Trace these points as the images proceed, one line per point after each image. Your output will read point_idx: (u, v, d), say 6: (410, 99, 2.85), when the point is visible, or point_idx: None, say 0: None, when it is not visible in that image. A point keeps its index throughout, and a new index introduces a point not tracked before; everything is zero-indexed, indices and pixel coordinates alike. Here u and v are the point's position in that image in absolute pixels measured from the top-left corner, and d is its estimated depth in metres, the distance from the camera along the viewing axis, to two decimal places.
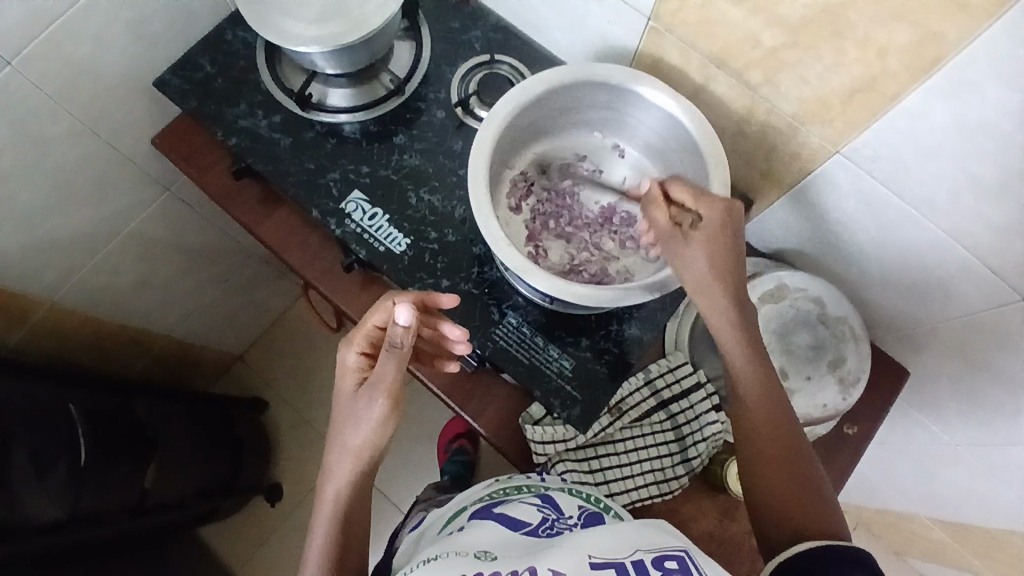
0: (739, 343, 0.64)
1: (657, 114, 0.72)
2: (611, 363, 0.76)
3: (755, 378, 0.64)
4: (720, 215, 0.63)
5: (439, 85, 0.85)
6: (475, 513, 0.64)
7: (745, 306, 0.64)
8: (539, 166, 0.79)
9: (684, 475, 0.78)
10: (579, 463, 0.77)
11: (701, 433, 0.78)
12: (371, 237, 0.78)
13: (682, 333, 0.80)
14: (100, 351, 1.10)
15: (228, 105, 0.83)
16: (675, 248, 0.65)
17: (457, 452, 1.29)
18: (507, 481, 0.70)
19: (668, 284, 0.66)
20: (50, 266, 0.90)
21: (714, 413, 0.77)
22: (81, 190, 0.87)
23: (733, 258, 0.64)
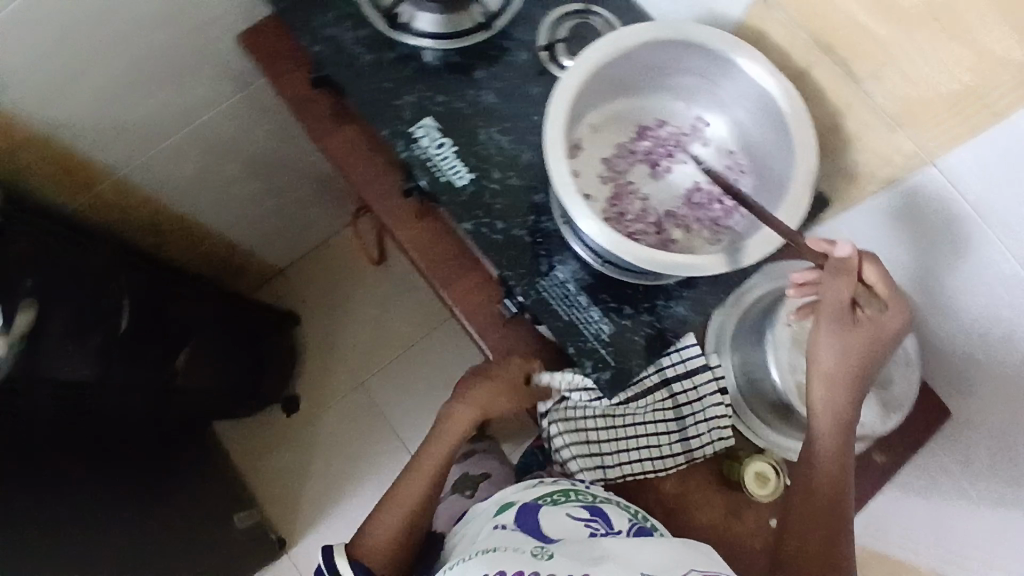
0: (839, 426, 0.67)
1: (749, 88, 0.69)
2: (650, 336, 0.74)
3: (834, 462, 0.67)
4: (898, 322, 0.65)
5: (528, 26, 0.82)
6: (523, 509, 0.66)
7: (856, 402, 0.67)
8: (615, 124, 0.75)
9: (680, 455, 0.78)
10: (572, 426, 0.78)
11: (702, 415, 0.78)
12: (435, 165, 0.78)
13: (723, 335, 0.81)
14: (154, 236, 1.13)
15: (318, 12, 0.81)
16: (838, 326, 0.65)
17: None
18: (555, 484, 0.70)
19: (737, 262, 0.64)
20: (121, 143, 0.93)
21: (718, 396, 0.78)
22: (167, 73, 0.88)
23: (882, 353, 0.66)
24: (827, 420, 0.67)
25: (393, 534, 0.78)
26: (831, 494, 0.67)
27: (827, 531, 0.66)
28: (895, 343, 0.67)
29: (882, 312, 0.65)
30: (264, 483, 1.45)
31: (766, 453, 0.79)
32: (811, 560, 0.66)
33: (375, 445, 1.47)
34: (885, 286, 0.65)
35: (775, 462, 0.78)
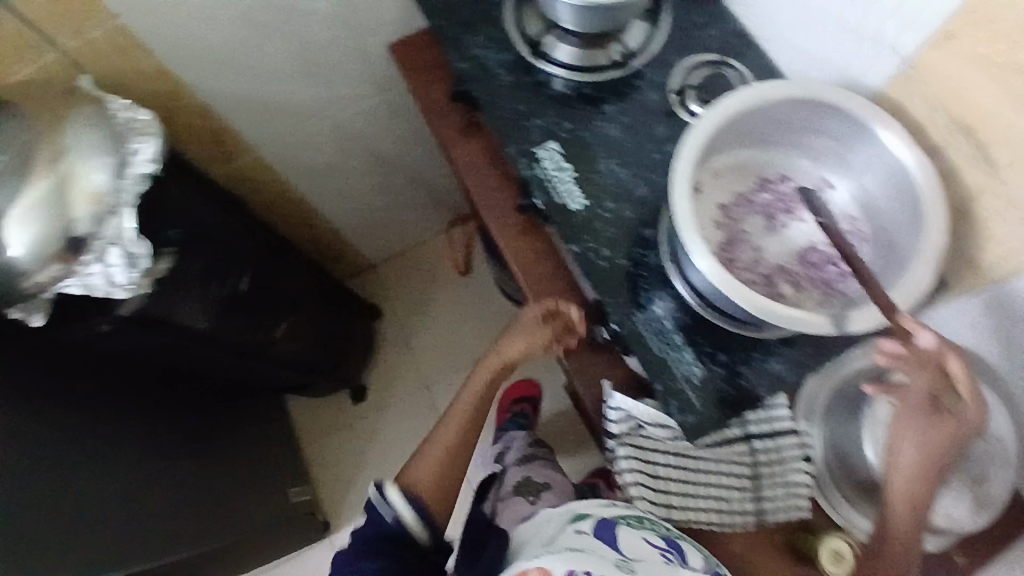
0: (909, 517, 0.65)
1: (882, 160, 0.67)
2: (736, 396, 0.73)
3: (899, 552, 0.65)
4: (976, 417, 0.60)
5: (663, 69, 0.85)
6: (601, 524, 0.71)
7: (930, 492, 0.64)
8: (737, 173, 0.76)
9: (750, 514, 0.77)
10: (644, 467, 0.77)
11: (781, 479, 0.77)
12: (553, 187, 0.82)
13: (816, 405, 0.78)
14: (276, 213, 1.23)
15: (468, 33, 0.87)
16: (917, 421, 0.63)
17: (517, 413, 1.50)
18: (626, 510, 0.73)
19: (845, 326, 0.63)
20: (271, 127, 1.02)
21: (803, 463, 0.76)
22: (322, 70, 0.97)
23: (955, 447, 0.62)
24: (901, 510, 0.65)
25: (437, 480, 0.81)
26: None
27: None
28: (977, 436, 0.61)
29: (963, 407, 0.61)
30: (321, 463, 1.50)
31: (844, 531, 0.76)
32: None
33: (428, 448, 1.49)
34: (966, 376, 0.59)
35: (854, 541, 0.74)
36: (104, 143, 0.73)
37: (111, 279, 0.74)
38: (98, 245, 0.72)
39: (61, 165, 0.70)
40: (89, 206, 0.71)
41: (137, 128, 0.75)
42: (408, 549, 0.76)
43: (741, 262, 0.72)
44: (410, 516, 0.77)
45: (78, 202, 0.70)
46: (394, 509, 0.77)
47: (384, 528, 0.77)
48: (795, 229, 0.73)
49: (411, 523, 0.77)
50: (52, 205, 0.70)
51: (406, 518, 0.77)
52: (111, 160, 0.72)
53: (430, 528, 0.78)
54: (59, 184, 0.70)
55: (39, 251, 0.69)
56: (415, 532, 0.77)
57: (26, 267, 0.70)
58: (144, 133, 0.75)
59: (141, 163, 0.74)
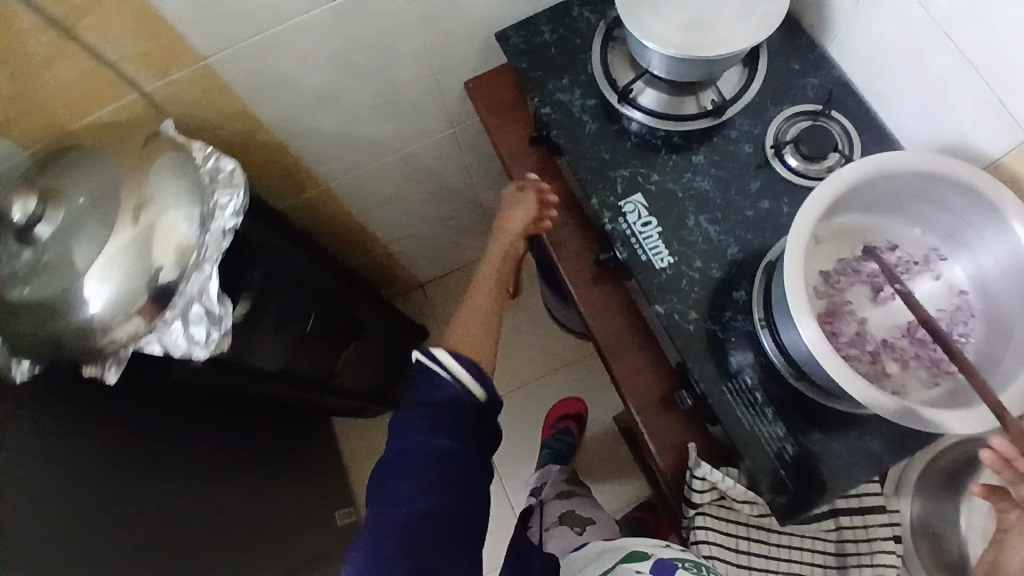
0: None
1: (1006, 239, 0.63)
2: (797, 477, 0.70)
3: None
4: None
5: (757, 120, 0.81)
6: (659, 563, 0.76)
7: None
8: (840, 238, 0.72)
9: None
10: (725, 540, 0.77)
11: (869, 560, 0.76)
12: (637, 243, 0.78)
13: (905, 479, 0.79)
14: (337, 240, 1.22)
15: (553, 77, 0.85)
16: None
17: (562, 431, 1.44)
18: (687, 554, 0.77)
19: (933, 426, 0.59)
20: (340, 160, 1.01)
21: (891, 543, 0.75)
22: (394, 106, 0.95)
23: None
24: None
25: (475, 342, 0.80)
26: None
27: None
28: None
29: None
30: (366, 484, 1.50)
31: None
32: None
33: None
34: None
35: None
36: (190, 195, 0.73)
37: (189, 337, 0.71)
38: (180, 301, 0.71)
39: (145, 214, 0.70)
40: (174, 257, 0.71)
41: (220, 179, 0.75)
42: (469, 412, 0.75)
43: (843, 338, 0.68)
44: (467, 378, 0.75)
45: (163, 252, 0.71)
46: (449, 372, 0.75)
47: (443, 393, 0.75)
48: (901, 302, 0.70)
49: (468, 385, 0.75)
50: (138, 256, 0.70)
51: (462, 377, 0.76)
52: (197, 213, 0.73)
53: (486, 384, 0.77)
54: (147, 234, 0.70)
55: (124, 306, 0.70)
56: (474, 393, 0.76)
57: (111, 321, 0.70)
58: (228, 185, 0.74)
59: (225, 217, 0.73)
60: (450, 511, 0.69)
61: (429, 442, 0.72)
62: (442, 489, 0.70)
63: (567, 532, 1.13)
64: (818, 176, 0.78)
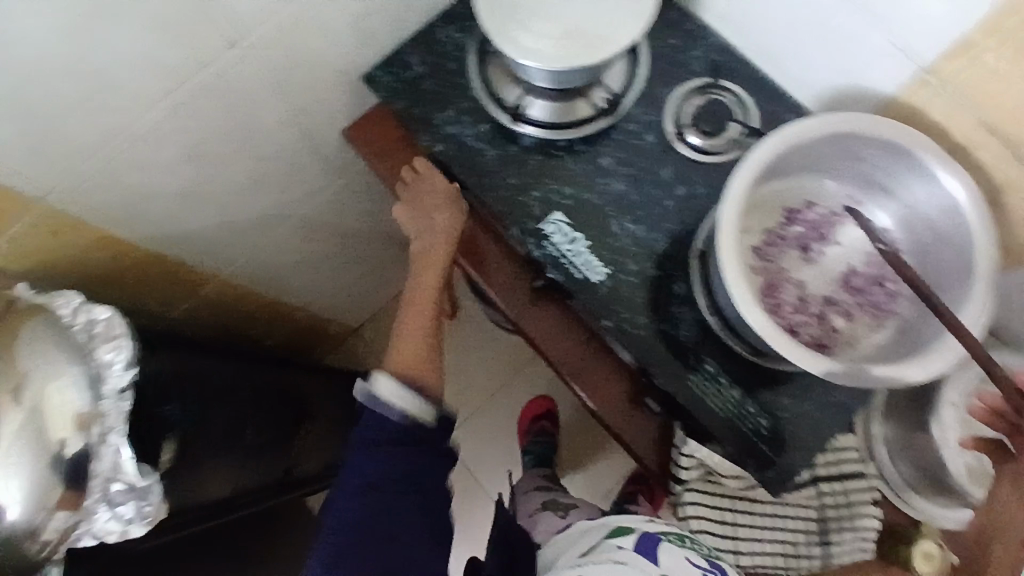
0: None
1: (923, 175, 0.64)
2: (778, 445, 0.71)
3: None
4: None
5: (653, 105, 0.79)
6: (645, 538, 0.74)
7: None
8: (763, 209, 0.72)
9: (816, 557, 0.80)
10: (712, 514, 0.78)
11: (848, 522, 0.79)
12: (569, 262, 0.76)
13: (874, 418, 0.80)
14: (250, 322, 1.13)
15: (436, 109, 0.79)
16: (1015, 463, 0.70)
17: (539, 434, 1.42)
18: (669, 526, 0.76)
19: (897, 381, 0.60)
20: (228, 244, 0.92)
21: (871, 506, 0.78)
22: (271, 178, 0.88)
23: None
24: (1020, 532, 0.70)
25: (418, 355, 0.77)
26: None
27: None
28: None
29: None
30: None
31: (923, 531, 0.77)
32: None
33: (465, 500, 1.47)
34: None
35: (939, 540, 0.74)
36: (69, 360, 0.64)
37: (119, 517, 0.66)
38: (97, 482, 0.64)
39: (29, 394, 0.62)
40: (74, 431, 0.63)
41: (98, 333, 0.66)
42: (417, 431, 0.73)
43: (789, 307, 0.69)
44: (416, 404, 0.73)
45: (58, 428, 0.63)
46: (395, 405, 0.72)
47: (389, 422, 0.72)
48: (833, 257, 0.71)
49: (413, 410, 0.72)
50: (34, 444, 0.61)
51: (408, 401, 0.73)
52: (82, 378, 0.64)
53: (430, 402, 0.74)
54: (33, 414, 0.62)
55: (40, 502, 0.62)
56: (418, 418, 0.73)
57: (35, 520, 0.62)
58: (108, 338, 0.66)
59: (116, 376, 0.65)
60: (403, 534, 0.69)
61: (367, 473, 0.70)
62: (391, 520, 0.69)
63: (548, 516, 1.04)
64: (723, 149, 0.78)
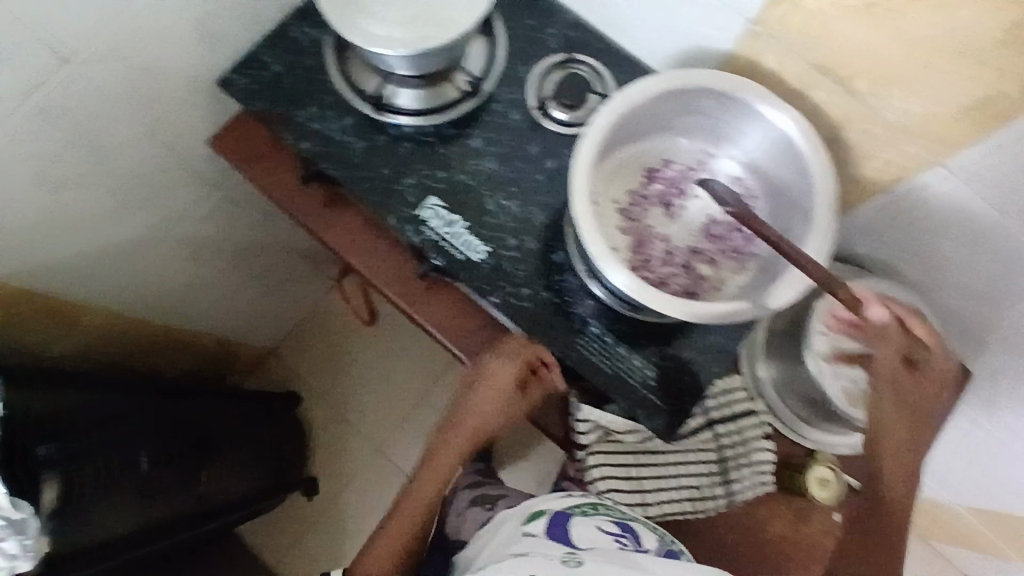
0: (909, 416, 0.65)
1: (757, 123, 0.68)
2: (665, 394, 0.75)
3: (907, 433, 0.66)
4: (947, 363, 0.63)
5: (515, 84, 0.81)
6: (554, 518, 0.75)
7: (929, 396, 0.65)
8: (625, 171, 0.76)
9: (721, 497, 0.83)
10: (616, 470, 0.83)
11: (743, 459, 0.82)
12: (449, 245, 0.77)
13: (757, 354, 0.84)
14: (146, 354, 1.08)
15: (297, 107, 0.78)
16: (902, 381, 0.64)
17: None
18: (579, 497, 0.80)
19: (757, 310, 0.65)
20: (104, 271, 0.88)
21: (763, 440, 0.82)
22: (140, 197, 0.84)
23: (929, 413, 0.66)
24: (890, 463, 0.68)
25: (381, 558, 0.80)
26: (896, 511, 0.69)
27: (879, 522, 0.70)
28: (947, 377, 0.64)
29: (934, 361, 0.63)
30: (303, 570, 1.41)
31: (816, 456, 0.82)
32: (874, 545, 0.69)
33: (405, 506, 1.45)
34: (935, 343, 0.63)
35: (831, 464, 0.80)
36: None
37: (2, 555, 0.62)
38: None
39: None
40: None
41: None
42: None
43: (657, 261, 0.73)
44: None
45: None
46: None
47: None
48: (692, 210, 0.75)
49: None
50: None
51: None
52: None
53: None
54: None
55: None
56: None
57: None
58: None
59: None
60: None
61: None
62: None
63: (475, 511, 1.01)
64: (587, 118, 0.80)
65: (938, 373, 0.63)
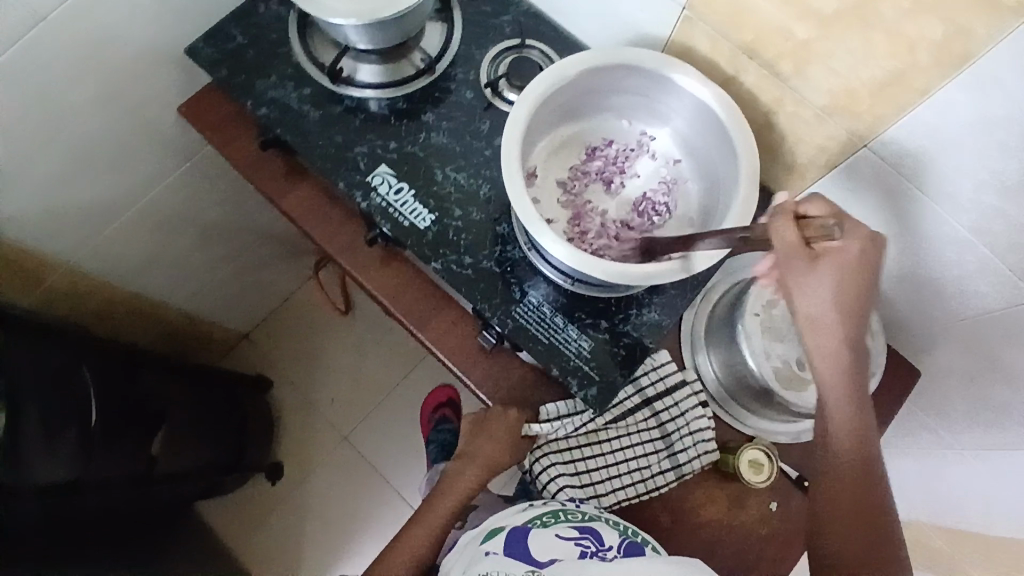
0: (840, 321, 0.57)
1: (686, 100, 0.72)
2: (599, 364, 0.76)
3: (844, 343, 0.58)
4: (858, 245, 0.56)
5: (468, 66, 0.86)
6: (512, 534, 0.74)
7: (857, 292, 0.57)
8: (567, 148, 0.79)
9: (671, 474, 0.80)
10: (566, 466, 0.80)
11: (686, 430, 0.81)
12: (396, 211, 0.79)
13: (699, 337, 0.85)
14: (111, 320, 1.10)
15: (259, 77, 0.83)
16: (802, 277, 0.55)
17: (442, 420, 1.31)
18: (545, 506, 0.77)
19: (691, 268, 0.65)
20: (69, 230, 0.91)
21: (700, 408, 0.81)
22: (106, 157, 0.88)
23: (867, 289, 0.57)
24: (830, 370, 0.58)
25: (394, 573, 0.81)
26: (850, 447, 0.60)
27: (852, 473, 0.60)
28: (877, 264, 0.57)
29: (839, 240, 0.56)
30: (259, 556, 1.41)
31: (755, 440, 0.81)
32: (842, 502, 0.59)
33: (371, 496, 1.45)
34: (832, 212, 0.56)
35: (765, 446, 0.80)
36: None
37: None
38: None
39: None
40: None
41: None
42: None
43: (594, 234, 0.75)
44: None
45: None
46: None
47: None
48: (631, 189, 0.78)
49: None
50: None
51: None
52: None
53: None
54: None
55: None
56: None
57: None
58: None
59: None
60: None
61: None
62: None
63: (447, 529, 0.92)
64: None
65: (846, 253, 0.56)
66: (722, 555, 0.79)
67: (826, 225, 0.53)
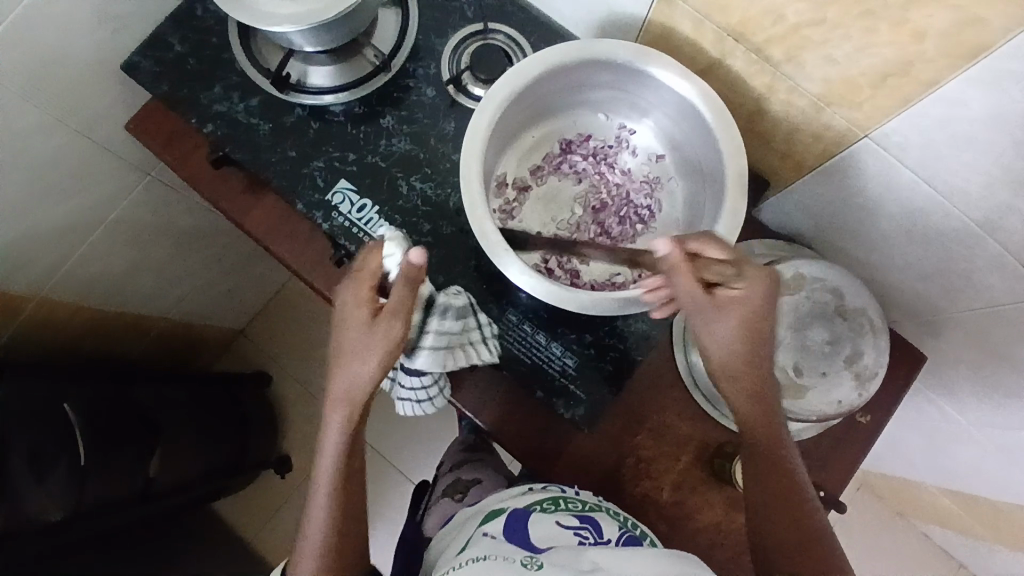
0: (739, 355, 0.60)
1: (666, 95, 0.65)
2: (586, 381, 0.73)
3: (744, 374, 0.61)
4: (761, 286, 0.58)
5: (429, 58, 0.78)
6: (511, 516, 0.71)
7: (754, 327, 0.59)
8: (539, 150, 0.73)
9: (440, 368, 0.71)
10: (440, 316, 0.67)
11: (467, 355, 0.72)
12: (360, 231, 0.74)
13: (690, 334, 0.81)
14: (96, 338, 1.08)
15: (202, 89, 0.77)
16: (708, 319, 0.59)
17: None
18: (542, 492, 0.75)
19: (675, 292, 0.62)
20: (36, 261, 0.87)
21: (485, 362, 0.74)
22: (60, 186, 0.83)
23: (766, 325, 0.60)
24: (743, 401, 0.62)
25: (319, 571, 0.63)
26: (771, 466, 0.62)
27: (780, 494, 0.61)
28: (777, 299, 0.59)
29: (741, 286, 0.58)
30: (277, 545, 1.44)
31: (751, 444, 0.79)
32: (773, 523, 0.61)
33: (377, 485, 1.46)
34: (732, 257, 0.58)
35: None
36: None
37: None
38: None
39: None
40: None
41: None
42: None
43: (574, 254, 0.70)
44: None
45: None
46: None
47: None
48: (610, 190, 0.72)
49: None
50: None
51: None
52: None
53: None
54: None
55: None
56: None
57: None
58: None
59: None
60: None
61: None
62: None
63: (445, 502, 0.97)
64: None
65: (749, 299, 0.58)
66: (719, 560, 0.78)
67: (722, 271, 0.58)
